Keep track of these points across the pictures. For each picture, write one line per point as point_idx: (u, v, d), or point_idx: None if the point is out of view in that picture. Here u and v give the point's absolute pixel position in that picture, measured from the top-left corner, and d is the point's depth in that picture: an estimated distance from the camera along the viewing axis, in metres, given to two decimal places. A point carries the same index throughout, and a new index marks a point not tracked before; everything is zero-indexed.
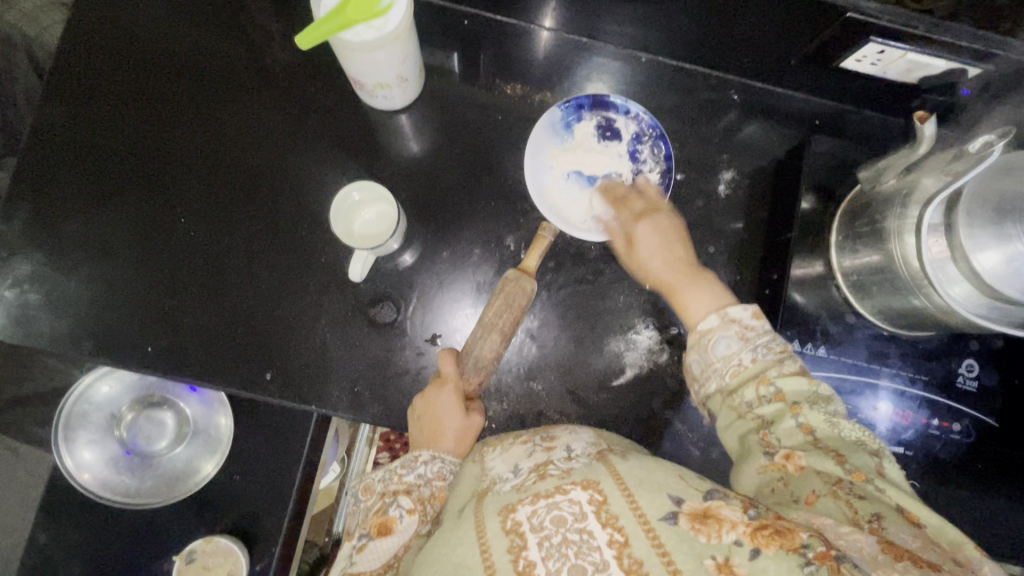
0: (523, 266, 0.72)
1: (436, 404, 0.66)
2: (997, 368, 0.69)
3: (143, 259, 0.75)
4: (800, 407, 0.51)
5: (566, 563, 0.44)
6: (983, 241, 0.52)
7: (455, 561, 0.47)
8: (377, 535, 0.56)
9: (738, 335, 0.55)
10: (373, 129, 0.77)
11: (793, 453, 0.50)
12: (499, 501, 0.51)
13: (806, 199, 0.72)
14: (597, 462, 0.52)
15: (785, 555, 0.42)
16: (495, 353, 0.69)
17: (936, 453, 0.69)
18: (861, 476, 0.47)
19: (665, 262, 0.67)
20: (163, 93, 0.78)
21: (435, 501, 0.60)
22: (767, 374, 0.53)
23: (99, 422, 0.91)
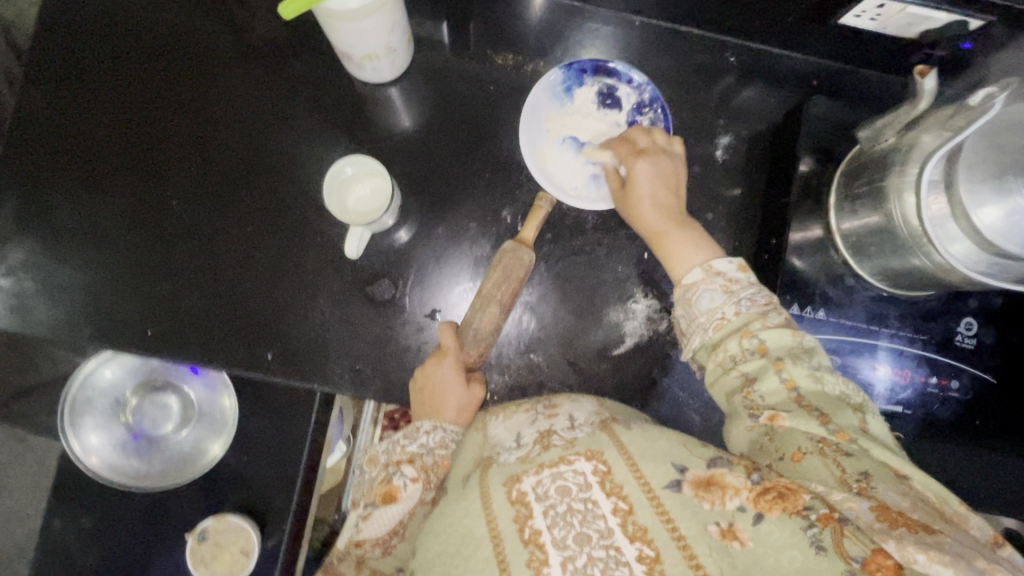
0: (521, 237, 0.71)
1: (436, 377, 0.66)
2: (995, 326, 0.69)
3: (137, 244, 0.74)
4: (783, 361, 0.51)
5: (572, 530, 0.45)
6: (983, 196, 0.52)
7: (461, 531, 0.48)
8: (382, 502, 0.57)
9: (722, 289, 0.56)
10: (364, 103, 0.76)
11: (776, 414, 0.49)
12: (504, 471, 0.52)
13: (805, 161, 0.71)
14: (600, 432, 0.52)
15: (788, 518, 0.43)
16: (494, 325, 0.69)
17: (934, 411, 0.70)
18: (847, 436, 0.47)
19: (661, 202, 0.65)
20: (148, 75, 0.77)
21: (438, 469, 0.61)
22: (750, 327, 0.53)
23: (104, 408, 0.91)
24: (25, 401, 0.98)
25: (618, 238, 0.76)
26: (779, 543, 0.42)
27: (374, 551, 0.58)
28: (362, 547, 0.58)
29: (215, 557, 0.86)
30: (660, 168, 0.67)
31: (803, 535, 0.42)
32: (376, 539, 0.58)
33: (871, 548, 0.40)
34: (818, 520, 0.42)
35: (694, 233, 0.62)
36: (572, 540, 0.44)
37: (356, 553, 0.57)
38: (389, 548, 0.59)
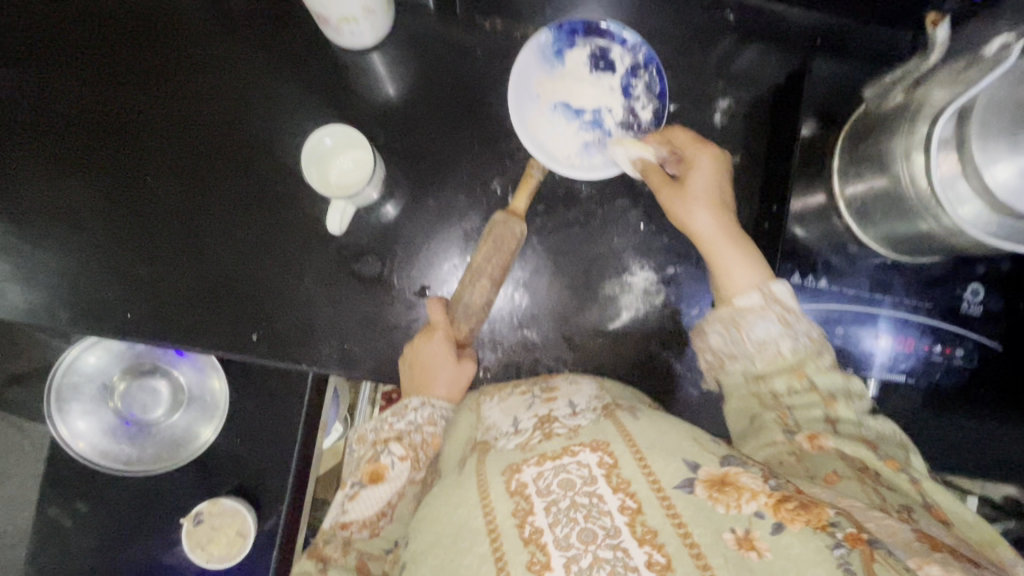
0: (512, 208, 0.68)
1: (424, 352, 0.64)
2: (1003, 293, 0.67)
3: (113, 224, 0.71)
4: (834, 400, 0.54)
5: (575, 527, 0.42)
6: (996, 153, 0.49)
7: (456, 522, 0.47)
8: (369, 482, 0.57)
9: (778, 319, 0.57)
10: (344, 71, 0.72)
11: (818, 436, 0.52)
12: (503, 459, 0.50)
13: (808, 124, 0.68)
14: (605, 420, 0.52)
15: (812, 533, 0.40)
16: (485, 300, 0.67)
17: (937, 380, 0.68)
18: (894, 466, 0.50)
19: (717, 210, 0.63)
20: (117, 43, 0.73)
21: (427, 447, 0.59)
22: (804, 367, 0.55)
23: (92, 393, 0.89)
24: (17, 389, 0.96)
25: (614, 208, 0.73)
26: (801, 558, 0.39)
27: (361, 533, 0.56)
28: (349, 529, 0.56)
29: (211, 539, 0.85)
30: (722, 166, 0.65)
31: (830, 555, 0.38)
32: (363, 521, 0.56)
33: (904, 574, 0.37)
34: (845, 541, 0.39)
35: (749, 248, 0.62)
36: (575, 538, 0.42)
37: (342, 534, 0.56)
38: (377, 530, 0.57)
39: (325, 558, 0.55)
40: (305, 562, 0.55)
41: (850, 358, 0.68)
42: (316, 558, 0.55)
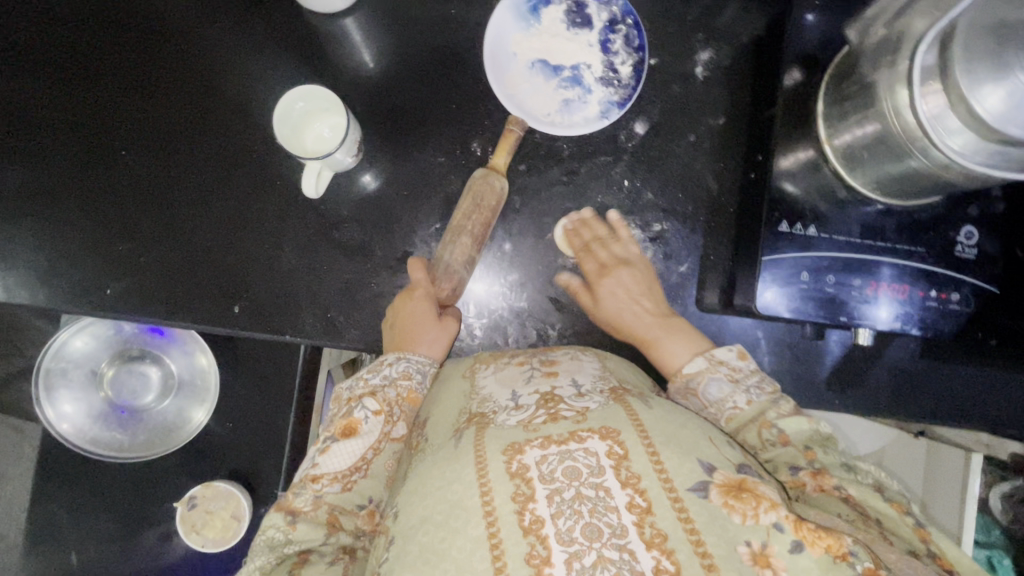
0: (491, 165, 0.69)
1: (405, 308, 0.65)
2: (998, 235, 0.65)
3: (88, 201, 0.70)
4: (813, 451, 0.51)
5: (580, 521, 0.41)
6: (980, 76, 0.47)
7: (450, 499, 0.44)
8: (341, 436, 0.55)
9: (728, 378, 0.56)
10: (318, 36, 0.71)
11: (818, 474, 0.49)
12: (503, 437, 0.47)
13: (792, 72, 0.66)
14: (614, 404, 0.49)
15: (832, 562, 0.41)
16: (466, 257, 0.70)
17: (934, 326, 0.66)
18: (901, 507, 0.47)
19: (639, 313, 0.66)
20: (87, 18, 0.72)
21: (403, 402, 0.59)
22: (767, 416, 0.53)
23: (81, 379, 0.89)
24: (14, 385, 0.95)
25: (597, 166, 0.73)
26: None
27: (333, 487, 0.55)
28: (320, 483, 0.54)
29: (205, 524, 0.84)
30: (637, 277, 0.68)
31: None
32: (336, 475, 0.55)
33: None
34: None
35: (683, 327, 0.63)
36: (579, 534, 0.41)
37: (313, 488, 0.54)
38: (349, 484, 0.55)
39: (294, 511, 0.53)
40: (273, 514, 0.53)
41: (842, 307, 0.66)
42: (284, 511, 0.53)
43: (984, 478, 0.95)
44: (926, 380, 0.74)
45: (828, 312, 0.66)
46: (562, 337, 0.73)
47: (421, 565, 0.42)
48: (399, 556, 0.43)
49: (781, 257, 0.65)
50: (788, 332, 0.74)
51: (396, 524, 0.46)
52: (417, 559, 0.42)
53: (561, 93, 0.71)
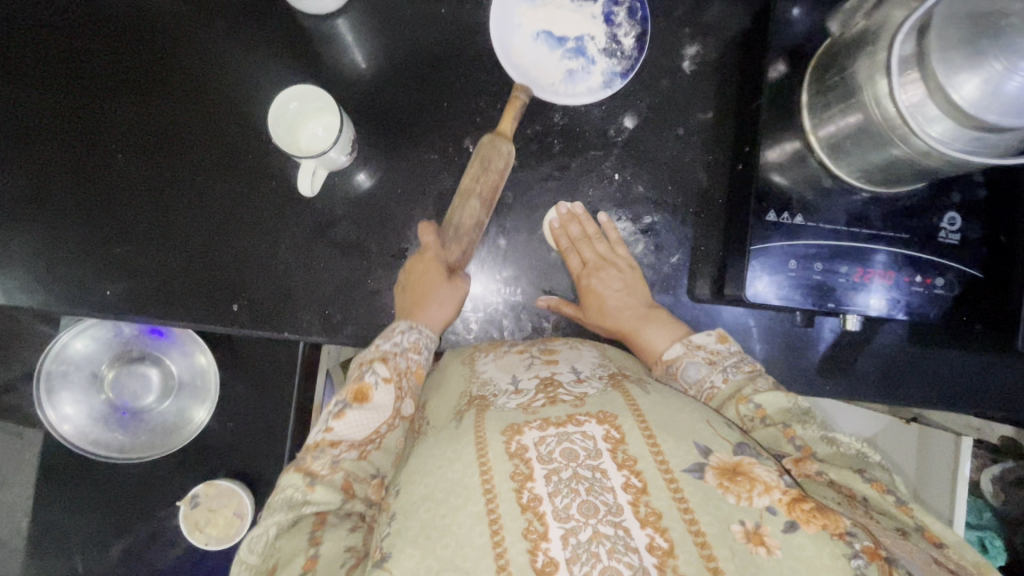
0: (498, 130, 0.70)
1: (416, 273, 0.67)
2: (980, 220, 0.66)
3: (84, 202, 0.71)
4: (793, 429, 0.51)
5: (577, 499, 0.43)
6: (956, 64, 0.48)
7: (451, 478, 0.45)
8: (354, 402, 0.57)
9: (706, 360, 0.59)
10: (311, 37, 0.72)
11: (802, 459, 0.50)
12: (503, 418, 0.49)
13: (777, 66, 0.67)
14: (612, 390, 0.50)
15: (828, 538, 0.41)
16: (475, 221, 0.70)
17: (922, 311, 0.67)
18: (883, 485, 0.47)
19: (622, 306, 0.69)
20: (78, 22, 0.72)
21: (410, 375, 0.61)
22: (744, 392, 0.55)
23: (82, 382, 0.90)
24: (15, 392, 0.96)
25: (588, 161, 0.74)
26: (814, 560, 0.41)
27: (350, 453, 0.56)
28: (337, 449, 0.55)
29: (208, 521, 0.85)
30: (623, 274, 0.71)
31: (846, 563, 0.40)
32: (352, 442, 0.56)
33: None
34: (864, 553, 0.41)
35: (663, 316, 0.67)
36: (575, 510, 0.42)
37: (331, 453, 0.55)
38: (365, 453, 0.57)
39: (312, 473, 0.54)
40: (292, 474, 0.54)
41: (831, 294, 0.67)
42: (302, 472, 0.54)
43: (975, 462, 0.96)
44: (915, 364, 0.76)
45: (816, 300, 0.67)
46: (557, 329, 0.74)
47: (423, 540, 0.43)
48: (401, 530, 0.44)
49: (769, 246, 0.66)
50: (779, 320, 0.76)
51: (398, 503, 0.47)
52: (418, 534, 0.43)
53: (564, 62, 0.73)
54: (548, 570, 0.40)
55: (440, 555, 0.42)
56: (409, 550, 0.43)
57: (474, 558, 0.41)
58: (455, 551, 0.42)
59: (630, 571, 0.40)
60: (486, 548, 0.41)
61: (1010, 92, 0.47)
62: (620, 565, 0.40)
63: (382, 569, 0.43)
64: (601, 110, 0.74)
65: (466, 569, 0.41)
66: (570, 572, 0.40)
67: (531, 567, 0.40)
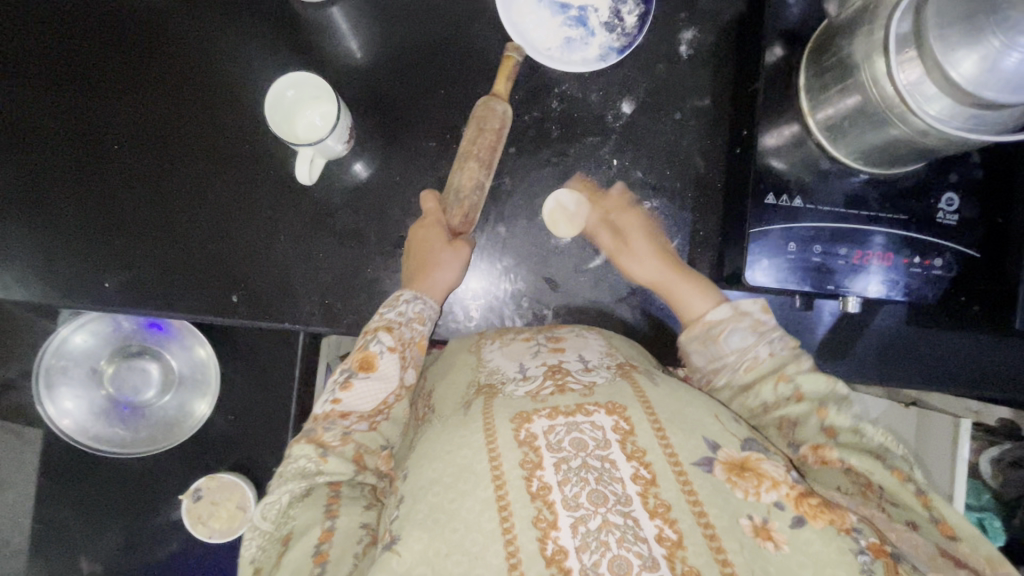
0: (492, 92, 0.70)
1: (420, 240, 0.67)
2: (978, 202, 0.67)
3: (82, 195, 0.71)
4: (826, 409, 0.53)
5: (586, 488, 0.43)
6: (954, 42, 0.48)
7: (459, 463, 0.45)
8: (360, 370, 0.57)
9: (751, 328, 0.58)
10: (305, 25, 0.72)
11: (822, 446, 0.52)
12: (511, 405, 0.49)
13: (774, 49, 0.67)
14: (621, 379, 0.50)
15: (835, 533, 0.43)
16: (475, 182, 0.69)
17: (919, 293, 0.68)
18: (902, 476, 0.50)
19: (658, 259, 0.68)
20: (74, 13, 0.72)
21: (414, 346, 0.61)
22: (786, 371, 0.55)
23: (81, 377, 0.89)
24: (14, 390, 0.96)
25: (585, 147, 0.74)
26: (819, 553, 0.42)
27: (360, 425, 0.57)
28: (348, 420, 0.57)
29: (211, 514, 0.85)
30: (648, 227, 0.72)
31: (855, 560, 0.42)
32: (361, 413, 0.57)
33: None
34: (869, 550, 0.43)
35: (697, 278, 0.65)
36: (585, 499, 0.42)
37: (342, 424, 0.56)
38: (374, 424, 0.58)
39: (324, 444, 0.56)
40: (305, 445, 0.55)
41: (829, 276, 0.67)
42: (315, 443, 0.55)
43: (972, 444, 0.97)
44: (914, 346, 0.76)
45: (815, 282, 0.67)
46: (557, 316, 0.74)
47: (431, 524, 0.43)
48: (408, 514, 0.45)
49: (768, 230, 0.67)
50: (778, 304, 0.76)
51: (404, 486, 0.48)
52: (426, 517, 0.44)
53: (565, 31, 0.71)
54: (557, 558, 0.40)
55: (448, 539, 0.42)
56: (417, 533, 0.43)
57: (483, 543, 0.41)
58: (464, 535, 0.42)
59: (639, 560, 0.40)
60: (494, 534, 0.41)
61: (1008, 69, 0.46)
62: (629, 554, 0.40)
63: (391, 551, 0.43)
64: (597, 97, 0.74)
65: (475, 554, 0.41)
66: (580, 560, 0.40)
67: (541, 555, 0.40)
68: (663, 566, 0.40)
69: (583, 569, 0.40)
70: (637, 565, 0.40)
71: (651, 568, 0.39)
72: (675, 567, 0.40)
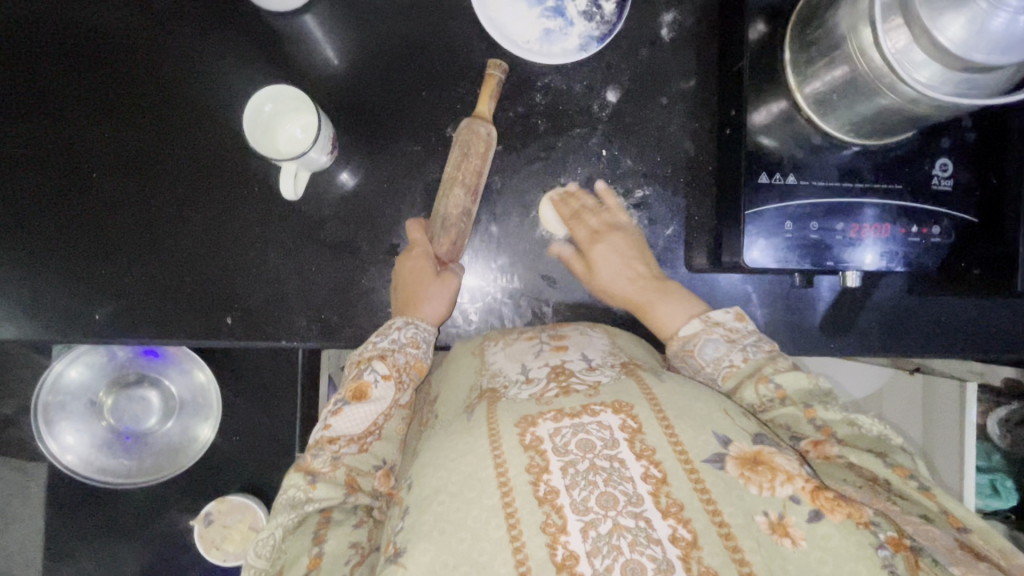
0: (476, 113, 0.69)
1: (411, 270, 0.66)
2: (972, 165, 0.66)
3: (63, 225, 0.69)
4: (813, 409, 0.51)
5: (595, 491, 0.42)
6: (941, 7, 0.47)
7: (464, 470, 0.45)
8: (353, 399, 0.57)
9: (724, 338, 0.57)
10: (278, 37, 0.70)
11: (821, 442, 0.49)
12: (515, 409, 0.48)
13: (757, 25, 0.66)
14: (626, 379, 0.50)
15: (853, 527, 0.42)
16: (461, 209, 0.69)
17: (921, 262, 0.67)
18: (904, 472, 0.47)
19: (633, 277, 0.67)
20: (43, 40, 0.70)
21: (410, 370, 0.60)
22: (763, 371, 0.53)
23: (80, 410, 0.88)
24: (13, 427, 0.94)
25: (573, 139, 0.73)
26: (836, 547, 0.41)
27: (350, 448, 0.57)
28: (337, 445, 0.57)
29: (224, 538, 0.84)
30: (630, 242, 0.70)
31: (877, 555, 0.41)
32: (351, 436, 0.57)
33: None
34: (889, 543, 0.42)
35: (676, 293, 0.65)
36: (594, 503, 0.41)
37: (331, 449, 0.56)
38: (365, 446, 0.58)
39: (313, 472, 0.56)
40: (294, 474, 0.56)
41: (828, 252, 0.67)
42: (303, 471, 0.56)
43: (980, 407, 0.97)
44: (915, 314, 0.76)
45: (814, 259, 0.67)
46: (557, 313, 0.73)
47: (438, 535, 0.43)
48: (415, 526, 0.44)
49: (762, 211, 0.66)
50: (777, 283, 0.75)
51: (410, 497, 0.47)
52: (433, 527, 0.43)
53: (541, 22, 0.69)
54: (568, 563, 0.40)
55: (456, 550, 0.42)
56: (424, 545, 0.43)
57: (490, 552, 0.41)
58: (471, 544, 0.41)
59: (654, 563, 0.39)
60: (503, 542, 0.41)
61: (996, 30, 0.45)
62: (642, 557, 0.39)
63: (397, 565, 0.43)
64: (582, 87, 0.73)
65: (482, 564, 0.41)
66: (591, 565, 0.40)
67: (551, 561, 0.40)
68: (679, 567, 0.39)
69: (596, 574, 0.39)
70: (651, 568, 0.39)
71: (666, 570, 0.39)
72: (690, 567, 0.39)
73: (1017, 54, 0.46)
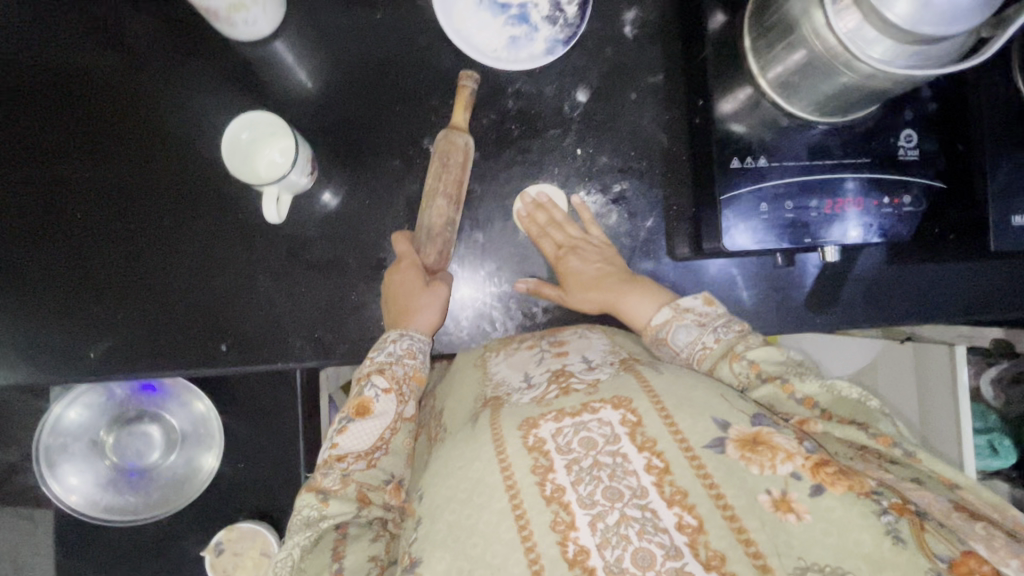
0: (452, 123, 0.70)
1: (400, 283, 0.66)
2: (936, 133, 0.68)
3: (52, 268, 0.70)
4: (790, 383, 0.51)
5: (600, 485, 0.43)
6: None
7: (472, 477, 0.46)
8: (357, 416, 0.58)
9: (695, 323, 0.59)
10: (250, 65, 0.71)
11: (806, 420, 0.50)
12: (518, 413, 0.49)
13: (717, 16, 0.68)
14: (624, 373, 0.51)
15: (857, 498, 0.43)
16: (444, 219, 0.70)
17: (894, 231, 0.69)
18: (889, 441, 0.47)
19: (599, 278, 0.69)
20: (19, 89, 0.71)
21: (410, 380, 0.61)
22: (736, 350, 0.55)
23: (83, 451, 0.88)
24: (18, 474, 0.94)
25: (547, 141, 0.74)
26: (843, 518, 0.42)
27: (358, 464, 0.58)
28: (345, 462, 0.57)
29: (236, 565, 0.82)
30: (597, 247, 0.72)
31: (878, 522, 0.42)
32: (358, 453, 0.58)
33: (960, 550, 0.41)
34: (892, 509, 0.42)
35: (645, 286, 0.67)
36: (600, 496, 0.42)
37: (339, 467, 0.57)
38: (373, 462, 0.59)
39: (323, 490, 0.56)
40: (305, 494, 0.56)
41: (805, 230, 0.68)
42: (314, 491, 0.56)
43: (972, 369, 0.98)
44: (897, 283, 0.78)
45: (792, 238, 0.68)
46: (547, 312, 0.74)
47: (451, 542, 0.43)
48: (428, 534, 0.45)
49: (738, 195, 0.67)
50: (760, 265, 0.77)
51: (422, 506, 0.48)
52: (446, 535, 0.44)
53: (506, 31, 0.72)
54: (580, 558, 0.41)
55: (470, 555, 0.42)
56: (440, 552, 0.43)
57: (504, 553, 0.42)
58: (484, 548, 0.42)
59: (662, 550, 0.40)
60: (514, 542, 0.42)
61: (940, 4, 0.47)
62: (651, 545, 0.41)
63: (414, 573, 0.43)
64: (552, 90, 0.74)
65: (496, 566, 0.41)
66: (602, 557, 0.41)
67: (563, 558, 0.41)
68: (687, 553, 0.40)
69: (608, 565, 0.40)
70: (660, 555, 0.40)
71: (675, 556, 0.40)
72: (698, 552, 0.40)
73: (962, 23, 0.47)
